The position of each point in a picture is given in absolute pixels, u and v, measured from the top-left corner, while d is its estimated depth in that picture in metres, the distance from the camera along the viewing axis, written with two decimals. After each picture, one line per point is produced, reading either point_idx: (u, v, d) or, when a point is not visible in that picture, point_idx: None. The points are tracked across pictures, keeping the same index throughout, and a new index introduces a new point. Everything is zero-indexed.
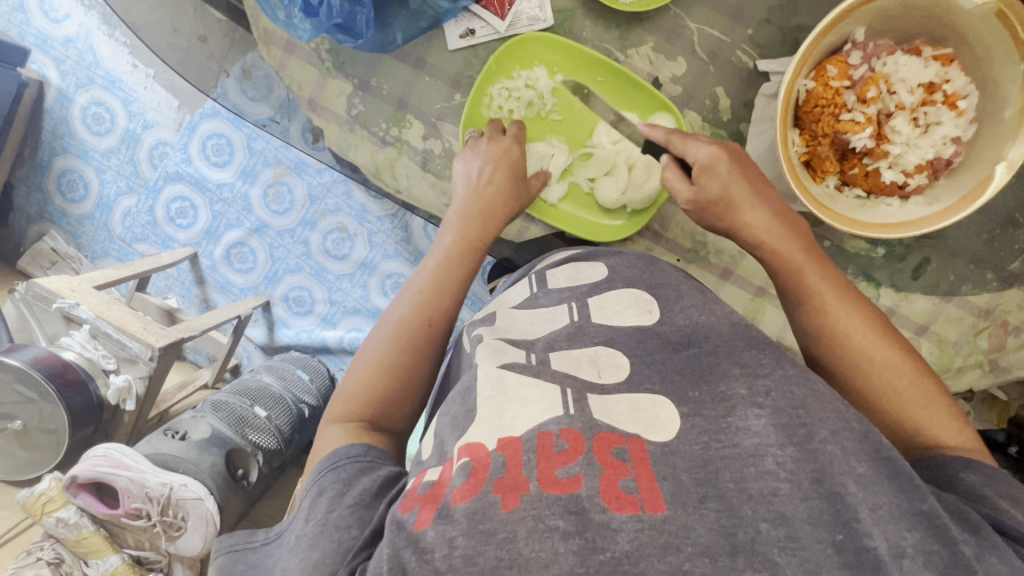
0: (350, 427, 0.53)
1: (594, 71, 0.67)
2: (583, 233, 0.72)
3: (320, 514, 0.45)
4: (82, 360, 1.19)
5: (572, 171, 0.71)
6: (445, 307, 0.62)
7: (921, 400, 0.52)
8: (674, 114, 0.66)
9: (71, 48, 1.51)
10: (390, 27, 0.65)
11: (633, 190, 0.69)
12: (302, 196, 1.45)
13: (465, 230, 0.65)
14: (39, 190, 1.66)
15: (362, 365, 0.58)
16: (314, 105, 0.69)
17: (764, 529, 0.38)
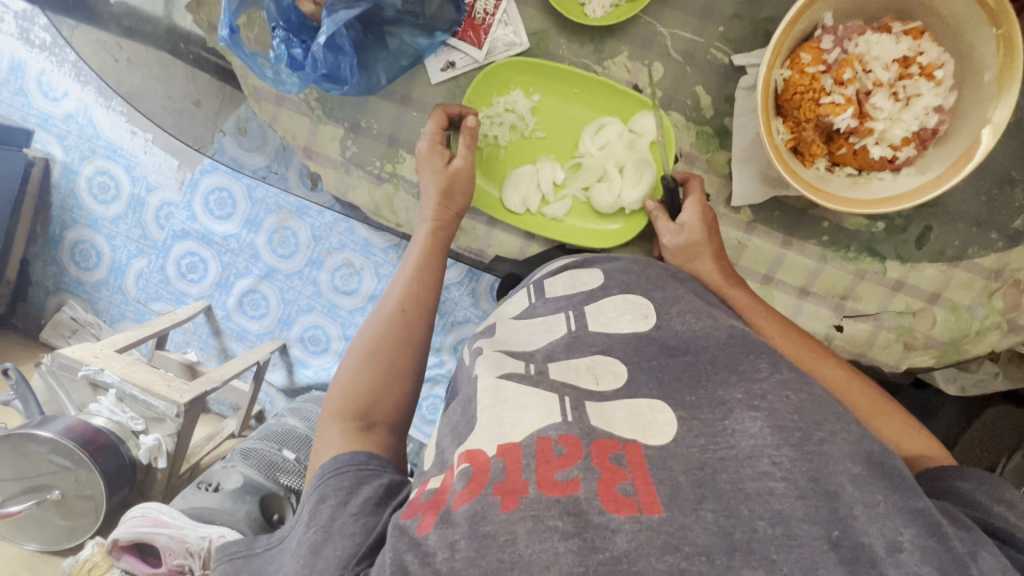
0: (348, 426, 0.56)
1: (568, 83, 0.68)
2: (583, 242, 0.72)
3: (326, 518, 0.48)
4: (112, 424, 1.23)
5: (566, 184, 0.72)
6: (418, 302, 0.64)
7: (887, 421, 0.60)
8: (658, 114, 0.68)
9: (71, 123, 1.56)
10: (373, 69, 0.66)
11: (629, 192, 0.70)
12: (306, 238, 1.48)
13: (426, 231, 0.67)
14: (55, 262, 1.71)
15: (354, 358, 0.60)
16: (309, 152, 0.73)
17: (761, 526, 0.40)
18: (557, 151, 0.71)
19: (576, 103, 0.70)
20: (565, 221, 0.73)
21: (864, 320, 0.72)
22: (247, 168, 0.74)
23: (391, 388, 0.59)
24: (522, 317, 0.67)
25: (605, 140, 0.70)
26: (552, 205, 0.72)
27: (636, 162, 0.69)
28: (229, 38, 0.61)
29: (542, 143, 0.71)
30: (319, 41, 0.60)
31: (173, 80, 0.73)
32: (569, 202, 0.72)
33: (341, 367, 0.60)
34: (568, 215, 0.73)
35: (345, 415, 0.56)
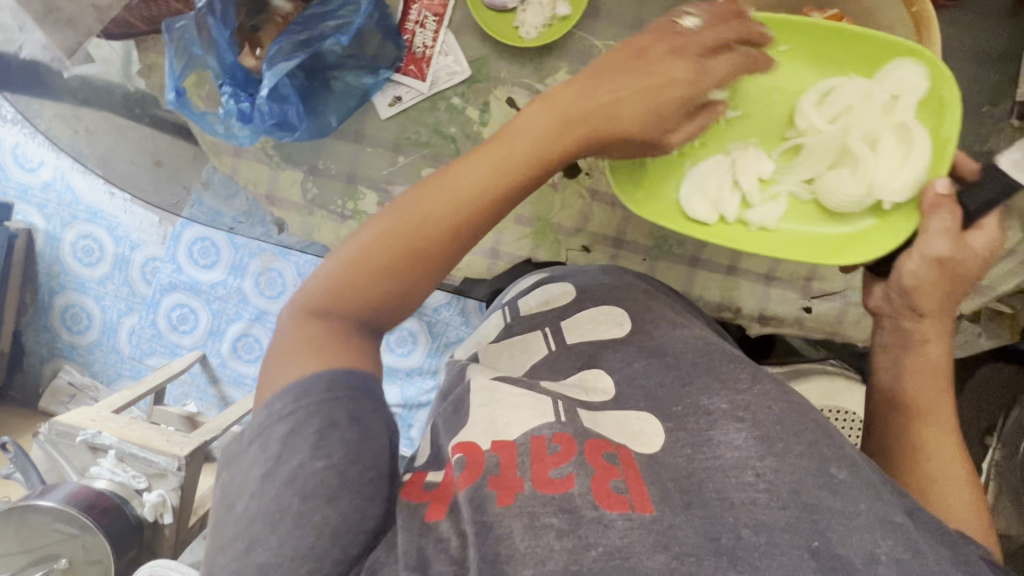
0: (308, 335, 0.47)
1: (777, 39, 0.59)
2: (830, 254, 0.60)
3: (335, 461, 0.43)
4: (115, 485, 1.24)
5: (777, 178, 0.62)
6: (427, 231, 0.47)
7: (955, 490, 0.53)
8: (920, 59, 0.55)
9: (49, 191, 1.59)
10: (323, 112, 0.68)
11: (879, 174, 0.57)
12: (292, 277, 1.49)
13: (499, 162, 0.49)
14: (47, 330, 1.72)
15: (337, 266, 0.48)
16: (272, 199, 0.74)
17: (745, 534, 0.42)
18: (763, 136, 0.63)
19: (781, 69, 0.61)
20: (776, 227, 0.62)
21: (830, 299, 0.73)
22: (226, 217, 0.78)
23: (379, 315, 0.49)
24: (501, 337, 0.69)
25: (839, 107, 0.59)
26: (766, 210, 0.62)
27: (895, 128, 0.56)
28: (176, 100, 0.62)
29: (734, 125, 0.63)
30: (262, 94, 0.62)
31: (134, 145, 0.76)
32: (781, 202, 0.62)
33: (313, 277, 0.49)
34: (780, 218, 0.62)
35: (296, 347, 0.47)
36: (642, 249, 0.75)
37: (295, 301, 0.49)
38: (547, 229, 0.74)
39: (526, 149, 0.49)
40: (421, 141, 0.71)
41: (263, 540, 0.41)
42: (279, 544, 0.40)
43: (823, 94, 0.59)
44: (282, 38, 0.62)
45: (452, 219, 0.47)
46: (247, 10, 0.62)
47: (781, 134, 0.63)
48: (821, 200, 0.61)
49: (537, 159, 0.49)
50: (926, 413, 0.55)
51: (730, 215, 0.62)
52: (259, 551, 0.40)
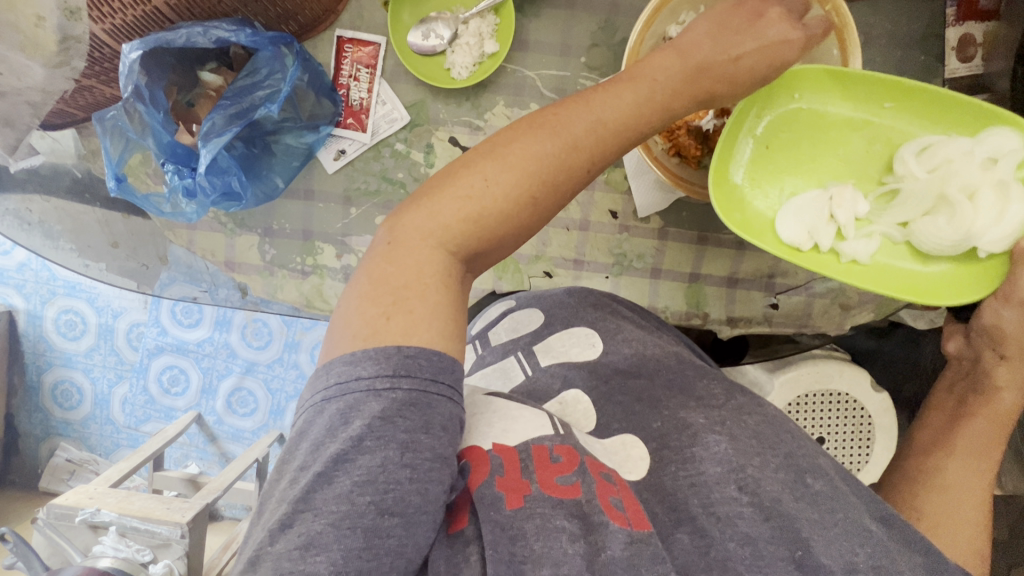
0: (412, 257, 0.41)
1: (878, 97, 0.55)
2: (906, 290, 0.56)
3: (420, 474, 0.37)
4: (119, 561, 1.16)
5: (871, 218, 0.57)
6: (555, 173, 0.44)
7: (948, 501, 0.52)
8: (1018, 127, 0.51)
9: (26, 271, 1.59)
10: (268, 175, 0.69)
11: (978, 221, 0.52)
12: (277, 326, 1.49)
13: (637, 97, 0.46)
14: (39, 409, 1.70)
15: (479, 184, 0.42)
16: (231, 265, 0.75)
17: (733, 547, 0.43)
18: (860, 177, 0.58)
19: (885, 124, 0.56)
20: (869, 262, 0.58)
21: (796, 292, 0.74)
22: (201, 282, 0.76)
23: (487, 252, 0.45)
24: (473, 371, 0.69)
25: (938, 160, 0.54)
26: (857, 246, 0.57)
27: (996, 183, 0.52)
28: (118, 186, 0.63)
29: (824, 166, 0.59)
30: (199, 171, 0.62)
31: (91, 227, 0.76)
32: (876, 241, 0.57)
33: (421, 206, 0.42)
34: (872, 254, 0.58)
35: (388, 291, 0.40)
36: (604, 267, 0.75)
37: (394, 231, 0.43)
38: (507, 262, 0.76)
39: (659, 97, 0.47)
40: (370, 190, 0.72)
41: (323, 542, 0.35)
42: (341, 559, 0.35)
43: (923, 148, 0.55)
44: (213, 112, 0.61)
45: (581, 154, 0.44)
46: (180, 88, 0.64)
47: (879, 178, 0.58)
48: (915, 242, 0.56)
49: (670, 99, 0.47)
50: (962, 442, 0.55)
51: (824, 245, 0.57)
52: (315, 558, 0.35)
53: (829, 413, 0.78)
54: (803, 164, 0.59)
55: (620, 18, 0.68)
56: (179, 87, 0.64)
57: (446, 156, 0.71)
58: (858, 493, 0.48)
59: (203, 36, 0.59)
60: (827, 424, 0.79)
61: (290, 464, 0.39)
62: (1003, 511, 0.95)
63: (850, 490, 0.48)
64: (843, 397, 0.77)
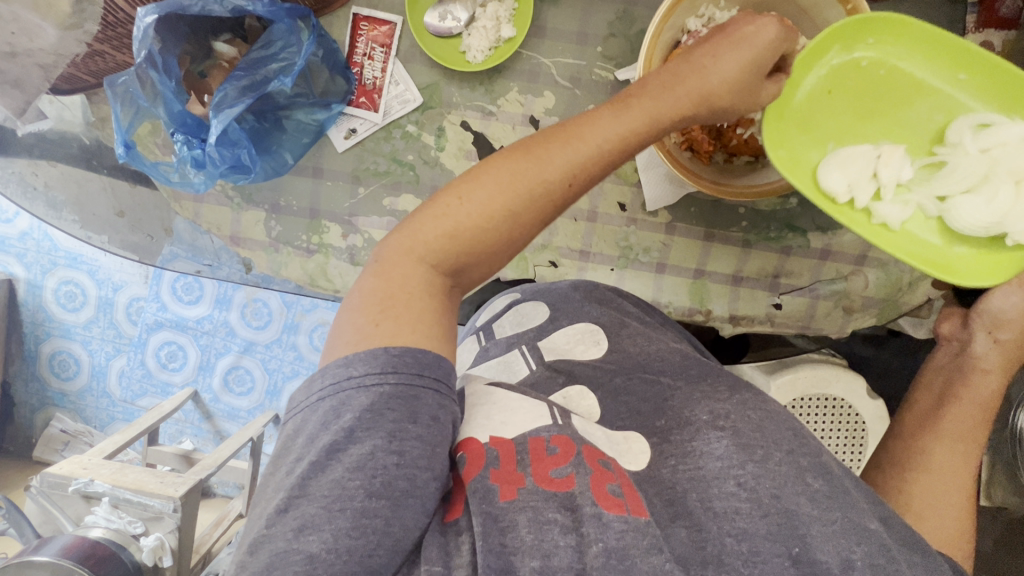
0: (396, 274, 0.42)
1: (956, 66, 0.56)
2: (924, 262, 0.58)
3: (408, 462, 0.37)
4: (111, 532, 1.22)
5: (911, 186, 0.58)
6: (533, 178, 0.43)
7: (932, 484, 0.53)
8: None
9: (28, 240, 1.58)
10: (278, 151, 0.68)
11: (1014, 207, 0.54)
12: (277, 306, 1.49)
13: (612, 115, 0.45)
14: (35, 379, 1.70)
15: (457, 198, 0.43)
16: (236, 240, 0.75)
17: (729, 542, 0.43)
18: (910, 144, 0.58)
19: (950, 95, 0.57)
20: (898, 228, 0.58)
21: (800, 293, 0.74)
22: (204, 258, 0.76)
23: (474, 265, 0.44)
24: (476, 361, 0.68)
25: (995, 140, 0.54)
26: (892, 209, 0.57)
27: None
28: (127, 153, 0.63)
29: (881, 122, 0.58)
30: (210, 142, 0.61)
31: (96, 196, 0.76)
32: (910, 209, 0.58)
33: (404, 227, 0.43)
34: (903, 222, 0.58)
35: (376, 303, 0.41)
36: (610, 259, 0.75)
37: (381, 252, 0.43)
38: None
39: (632, 115, 0.46)
40: (379, 171, 0.72)
41: (316, 523, 0.35)
42: (332, 538, 0.35)
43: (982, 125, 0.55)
44: (227, 83, 0.61)
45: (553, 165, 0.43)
46: (193, 58, 0.64)
47: (929, 147, 0.58)
48: (947, 219, 0.57)
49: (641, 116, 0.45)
50: (945, 432, 0.55)
51: (862, 201, 0.57)
52: (308, 538, 0.35)
53: (822, 417, 0.79)
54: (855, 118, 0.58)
55: (639, 9, 0.67)
56: (191, 57, 0.64)
57: (457, 140, 0.71)
58: (863, 494, 0.48)
59: (219, 4, 0.59)
60: (818, 426, 0.80)
61: (286, 456, 0.39)
62: (989, 524, 0.96)
63: (853, 489, 0.48)
64: (838, 402, 0.79)
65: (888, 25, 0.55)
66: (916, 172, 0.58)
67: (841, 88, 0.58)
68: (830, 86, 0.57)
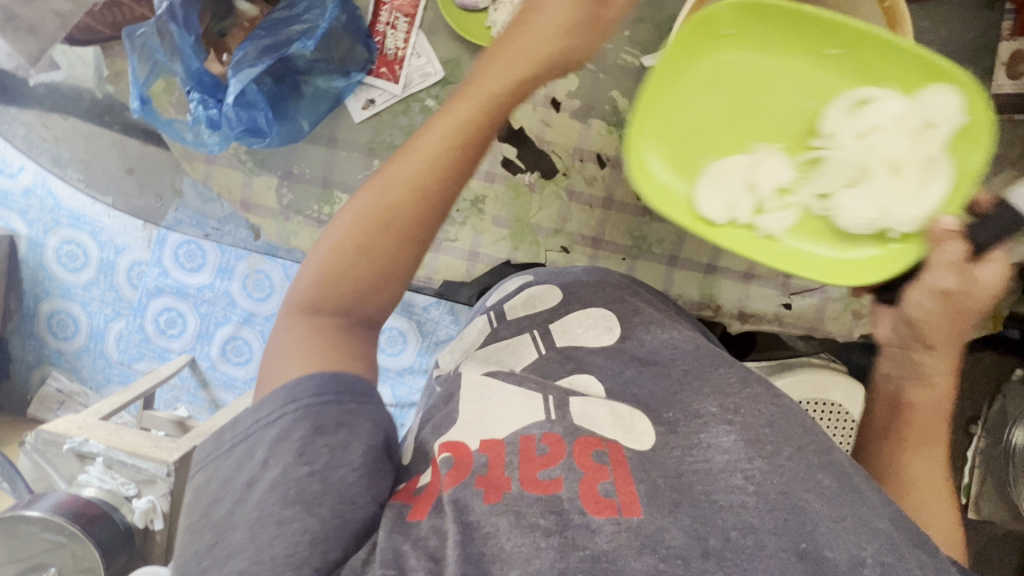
0: (291, 318, 0.47)
1: (828, 42, 0.52)
2: (825, 275, 0.58)
3: (318, 468, 0.41)
4: (103, 493, 1.22)
5: (794, 188, 0.58)
6: (390, 218, 0.45)
7: (922, 498, 0.54)
8: (959, 83, 0.50)
9: (32, 197, 1.56)
10: (294, 117, 0.68)
11: (906, 208, 0.55)
12: (279, 280, 1.46)
13: (472, 108, 0.46)
14: (33, 337, 1.70)
15: (317, 253, 0.46)
16: (247, 205, 0.74)
17: (733, 536, 0.42)
18: (787, 138, 0.57)
19: (833, 79, 0.54)
20: (785, 236, 0.59)
21: (810, 294, 0.73)
22: (209, 222, 0.76)
23: (359, 304, 0.47)
24: (486, 342, 0.67)
25: (869, 121, 0.54)
26: (776, 218, 0.59)
27: (924, 165, 0.54)
28: (142, 108, 0.63)
29: (758, 120, 0.57)
30: (228, 101, 0.61)
31: (107, 152, 0.75)
32: (791, 214, 0.59)
33: (300, 276, 0.47)
34: (789, 228, 0.59)
35: (297, 329, 0.47)
36: (622, 249, 0.75)
37: (292, 298, 0.47)
38: (525, 231, 0.75)
39: (507, 105, 0.48)
40: (395, 144, 0.71)
41: (247, 543, 0.39)
42: (263, 552, 0.39)
43: (869, 105, 0.54)
44: (247, 42, 0.61)
45: (405, 210, 0.45)
46: (213, 15, 0.63)
47: (806, 143, 0.57)
48: (835, 217, 0.58)
49: (510, 97, 0.47)
50: (910, 439, 0.55)
51: (741, 218, 0.58)
52: (240, 557, 0.39)
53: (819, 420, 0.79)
54: (712, 119, 0.57)
55: None
56: (212, 15, 0.63)
57: None
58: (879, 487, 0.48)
59: None
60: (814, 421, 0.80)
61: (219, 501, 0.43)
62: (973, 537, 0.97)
63: (865, 484, 0.49)
64: (835, 407, 0.78)
65: (748, 12, 0.51)
66: (799, 172, 0.58)
67: (661, 95, 0.55)
68: (700, 75, 0.55)
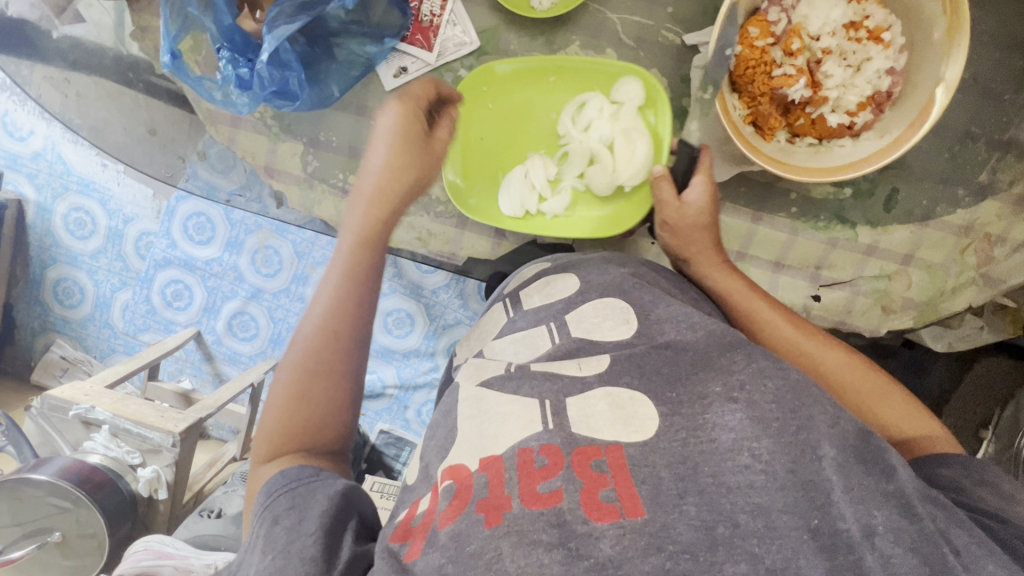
0: (275, 458, 0.53)
1: (546, 73, 0.68)
2: (601, 231, 0.71)
3: (278, 547, 0.44)
4: (107, 460, 1.21)
5: (561, 177, 0.71)
6: (310, 363, 0.54)
7: (883, 404, 0.59)
8: (639, 76, 0.66)
9: (41, 161, 1.54)
10: (324, 82, 0.66)
11: (625, 168, 0.67)
12: (289, 255, 1.45)
13: (370, 202, 0.61)
14: (38, 303, 1.68)
15: (279, 391, 0.54)
16: (270, 171, 0.72)
17: (743, 520, 0.41)
18: (544, 145, 0.71)
19: (555, 93, 0.70)
20: (567, 214, 0.72)
21: (841, 287, 0.72)
22: (221, 191, 0.74)
23: (323, 429, 0.54)
24: (503, 333, 0.65)
25: (587, 118, 0.69)
26: (553, 202, 0.71)
27: (625, 136, 0.67)
28: (171, 63, 0.62)
29: (524, 138, 0.72)
30: (262, 58, 0.61)
31: (128, 111, 0.73)
32: (567, 195, 0.71)
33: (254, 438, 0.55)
34: (569, 208, 0.72)
35: (286, 436, 0.53)
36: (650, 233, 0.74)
37: (266, 448, 0.54)
38: None
39: (399, 201, 0.61)
40: None
41: None
42: None
43: (584, 107, 0.69)
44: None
45: (328, 351, 0.55)
46: None
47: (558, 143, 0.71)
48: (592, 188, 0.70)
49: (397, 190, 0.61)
50: (816, 356, 0.62)
51: (531, 208, 0.71)
52: None
53: None
54: (489, 143, 0.71)
55: None
56: None
57: None
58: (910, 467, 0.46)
59: None
60: None
61: None
62: None
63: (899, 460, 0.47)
64: None
65: (478, 82, 0.67)
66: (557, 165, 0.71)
67: (478, 121, 0.70)
68: (494, 103, 0.70)
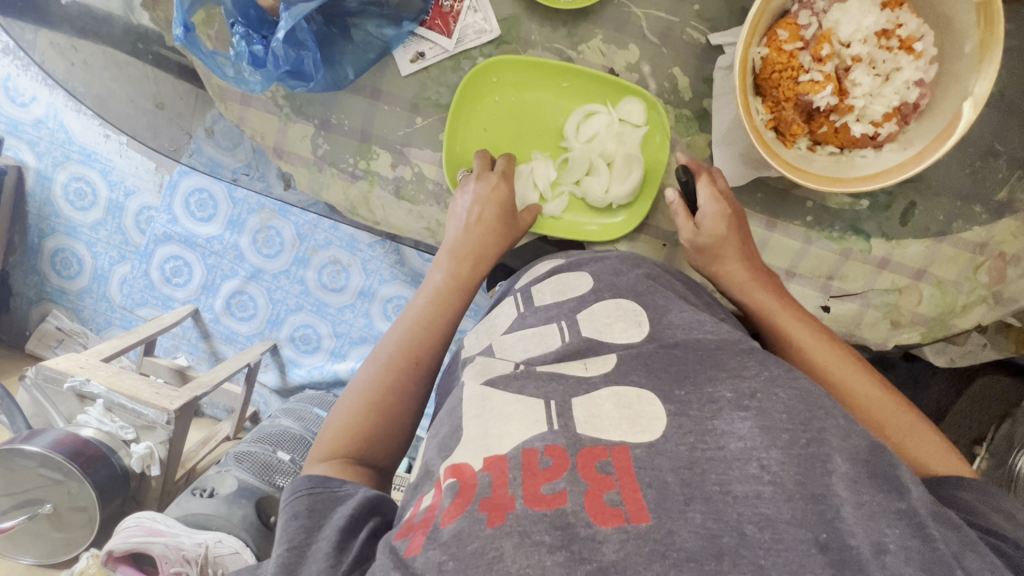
0: (334, 462, 0.54)
1: (556, 78, 0.68)
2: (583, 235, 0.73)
3: (294, 548, 0.46)
4: (101, 434, 1.20)
5: (559, 180, 0.72)
6: (394, 377, 0.59)
7: (905, 428, 0.57)
8: (641, 96, 0.68)
9: (42, 129, 1.51)
10: (340, 63, 0.65)
11: (619, 184, 0.70)
12: (291, 237, 1.44)
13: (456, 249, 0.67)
14: (35, 273, 1.67)
15: (349, 399, 0.58)
16: (279, 152, 0.71)
17: (749, 531, 0.40)
18: (544, 147, 0.72)
19: (563, 100, 0.70)
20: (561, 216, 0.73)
21: (851, 299, 0.72)
22: (226, 169, 0.73)
23: (380, 439, 0.57)
24: (512, 328, 0.64)
25: (591, 130, 0.70)
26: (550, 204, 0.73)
27: (625, 156, 0.69)
28: (184, 36, 0.60)
29: (527, 137, 0.71)
30: (278, 37, 0.59)
31: (136, 82, 0.71)
32: (564, 199, 0.73)
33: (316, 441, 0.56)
34: (564, 211, 0.73)
35: (347, 439, 0.55)
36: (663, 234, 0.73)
37: (324, 449, 0.55)
38: None
39: (488, 264, 0.67)
40: (442, 103, 0.68)
41: None
42: None
43: (588, 118, 0.70)
44: None
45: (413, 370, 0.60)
46: None
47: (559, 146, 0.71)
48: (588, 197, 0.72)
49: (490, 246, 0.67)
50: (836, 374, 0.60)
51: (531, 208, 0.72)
52: None
53: None
54: (492, 138, 0.71)
55: None
56: None
57: None
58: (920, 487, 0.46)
59: None
60: None
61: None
62: None
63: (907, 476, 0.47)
64: None
65: (489, 67, 0.66)
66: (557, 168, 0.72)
67: (480, 113, 0.69)
68: (502, 98, 0.69)
